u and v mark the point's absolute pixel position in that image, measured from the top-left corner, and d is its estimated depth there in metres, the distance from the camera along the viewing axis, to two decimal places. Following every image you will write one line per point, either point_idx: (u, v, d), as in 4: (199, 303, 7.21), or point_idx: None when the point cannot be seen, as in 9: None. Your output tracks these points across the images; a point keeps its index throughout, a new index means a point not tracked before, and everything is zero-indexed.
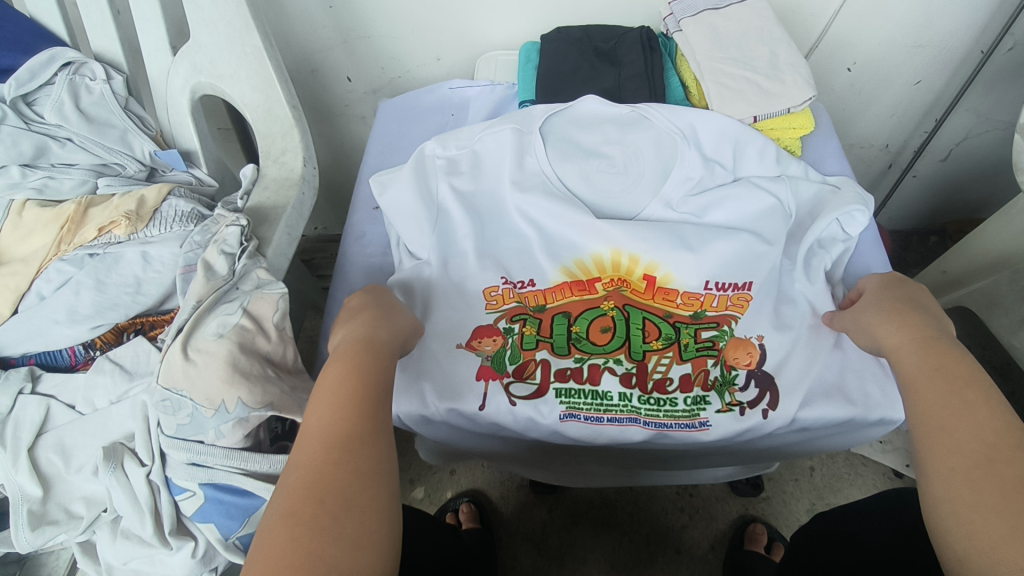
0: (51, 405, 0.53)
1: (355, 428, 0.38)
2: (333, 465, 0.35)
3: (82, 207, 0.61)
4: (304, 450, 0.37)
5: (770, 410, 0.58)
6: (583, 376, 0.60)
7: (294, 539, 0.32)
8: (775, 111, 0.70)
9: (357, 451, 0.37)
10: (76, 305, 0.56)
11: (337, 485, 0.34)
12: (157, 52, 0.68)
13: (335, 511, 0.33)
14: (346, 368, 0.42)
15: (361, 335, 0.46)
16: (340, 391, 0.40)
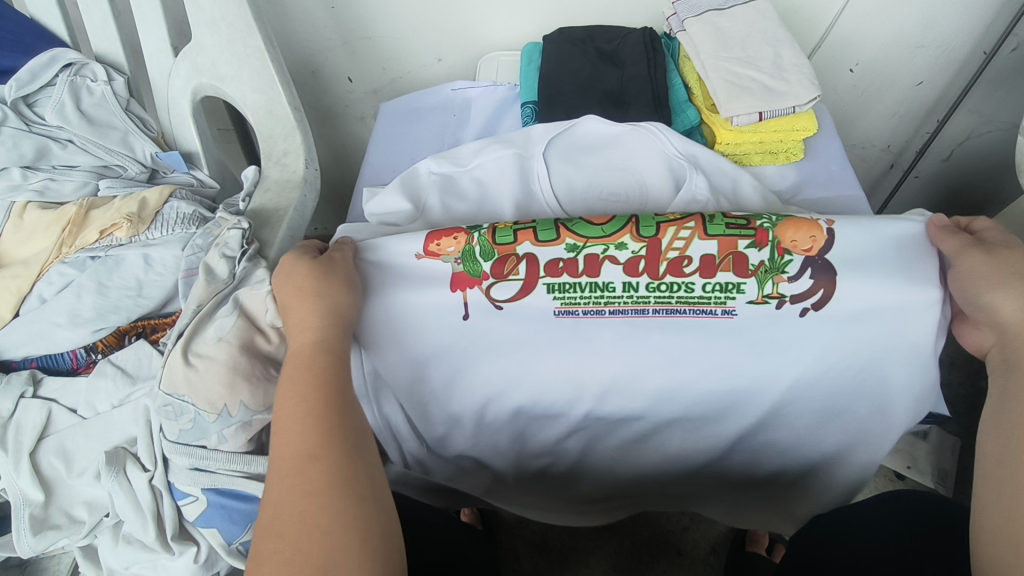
0: (52, 408, 0.53)
1: (314, 442, 0.39)
2: (303, 483, 0.38)
3: (83, 209, 0.61)
4: (275, 473, 0.39)
5: (813, 308, 0.51)
6: (578, 269, 0.52)
7: (286, 555, 0.35)
8: (781, 109, 0.69)
9: (313, 474, 0.38)
10: (77, 308, 0.56)
11: (312, 499, 0.37)
12: (158, 53, 0.68)
13: (295, 542, 0.36)
14: (291, 391, 0.42)
15: (304, 345, 0.45)
16: (291, 417, 0.41)
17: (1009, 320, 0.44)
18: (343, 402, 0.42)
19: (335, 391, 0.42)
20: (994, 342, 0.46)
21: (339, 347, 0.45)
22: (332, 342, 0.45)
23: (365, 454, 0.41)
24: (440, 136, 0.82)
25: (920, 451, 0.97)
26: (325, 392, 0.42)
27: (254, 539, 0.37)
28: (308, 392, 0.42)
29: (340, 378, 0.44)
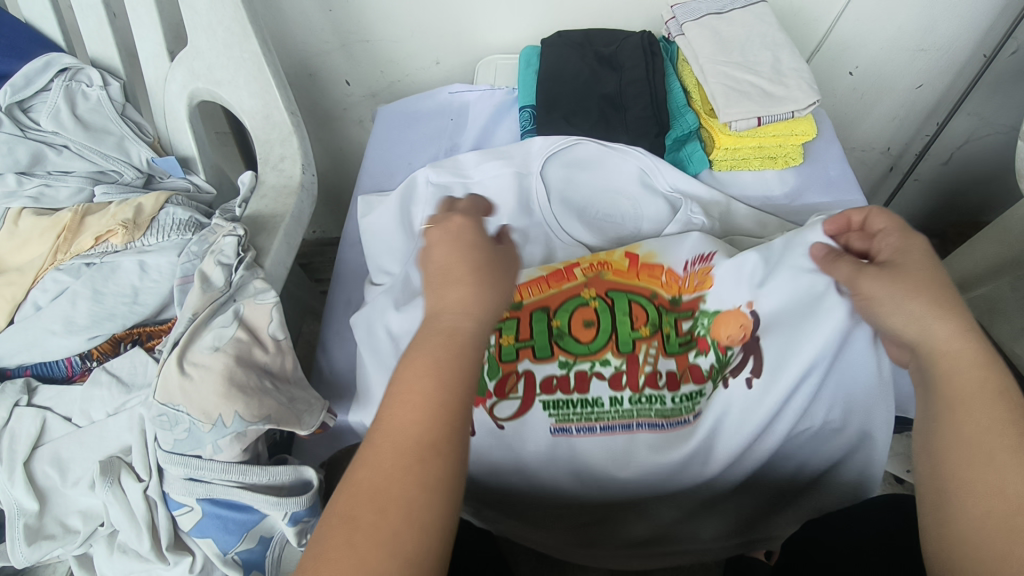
0: (47, 417, 0.53)
1: (428, 435, 0.36)
2: (401, 472, 0.34)
3: (79, 215, 0.61)
4: (376, 446, 0.36)
5: (753, 377, 0.55)
6: (570, 384, 0.57)
7: (352, 545, 0.33)
8: (780, 114, 0.68)
9: (431, 465, 0.35)
10: (73, 316, 0.56)
11: (400, 494, 0.34)
12: (154, 57, 0.68)
13: (396, 526, 0.33)
14: (433, 368, 0.38)
15: (454, 326, 0.39)
16: (422, 397, 0.37)
17: (920, 339, 0.43)
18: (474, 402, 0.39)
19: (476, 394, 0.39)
20: (910, 358, 0.46)
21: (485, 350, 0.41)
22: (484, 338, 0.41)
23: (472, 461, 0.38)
24: (438, 141, 0.82)
25: None
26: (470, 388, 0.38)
27: (330, 502, 0.35)
28: (451, 382, 0.37)
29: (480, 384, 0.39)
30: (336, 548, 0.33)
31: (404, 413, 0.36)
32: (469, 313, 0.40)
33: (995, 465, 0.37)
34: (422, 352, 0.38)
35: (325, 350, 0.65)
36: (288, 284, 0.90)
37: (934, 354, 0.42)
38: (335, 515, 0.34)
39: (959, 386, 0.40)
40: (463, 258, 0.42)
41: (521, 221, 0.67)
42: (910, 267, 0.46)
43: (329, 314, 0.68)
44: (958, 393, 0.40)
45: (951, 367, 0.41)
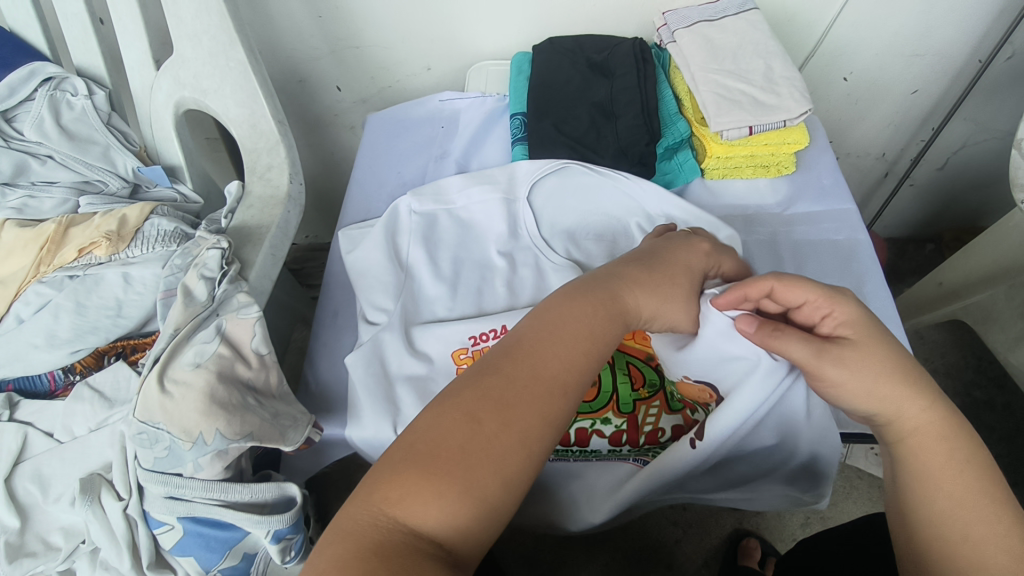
0: (28, 432, 0.53)
1: (563, 379, 0.39)
2: (534, 396, 0.37)
3: (63, 227, 0.60)
4: (517, 362, 0.38)
5: (697, 440, 0.48)
6: (570, 439, 0.56)
7: (470, 441, 0.34)
8: (772, 123, 0.68)
9: (554, 407, 0.37)
10: (55, 330, 0.56)
11: (525, 414, 0.36)
12: (140, 66, 0.67)
13: (513, 442, 0.35)
14: (595, 330, 0.41)
15: (612, 299, 0.44)
16: (572, 346, 0.40)
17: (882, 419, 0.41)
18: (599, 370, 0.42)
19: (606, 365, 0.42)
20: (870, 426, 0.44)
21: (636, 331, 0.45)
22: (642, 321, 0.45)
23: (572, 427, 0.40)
24: (427, 149, 0.81)
25: None
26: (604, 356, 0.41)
27: (455, 394, 0.37)
28: (599, 352, 0.41)
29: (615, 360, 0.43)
30: (451, 441, 0.34)
31: (552, 351, 0.39)
32: (647, 300, 0.45)
33: (973, 539, 0.36)
34: (594, 308, 0.43)
35: (312, 362, 0.64)
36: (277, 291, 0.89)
37: (900, 433, 0.41)
38: (460, 408, 0.36)
39: (927, 461, 0.39)
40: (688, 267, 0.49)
41: (510, 244, 0.67)
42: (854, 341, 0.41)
43: (317, 326, 0.67)
44: (927, 469, 0.39)
45: (918, 446, 0.40)
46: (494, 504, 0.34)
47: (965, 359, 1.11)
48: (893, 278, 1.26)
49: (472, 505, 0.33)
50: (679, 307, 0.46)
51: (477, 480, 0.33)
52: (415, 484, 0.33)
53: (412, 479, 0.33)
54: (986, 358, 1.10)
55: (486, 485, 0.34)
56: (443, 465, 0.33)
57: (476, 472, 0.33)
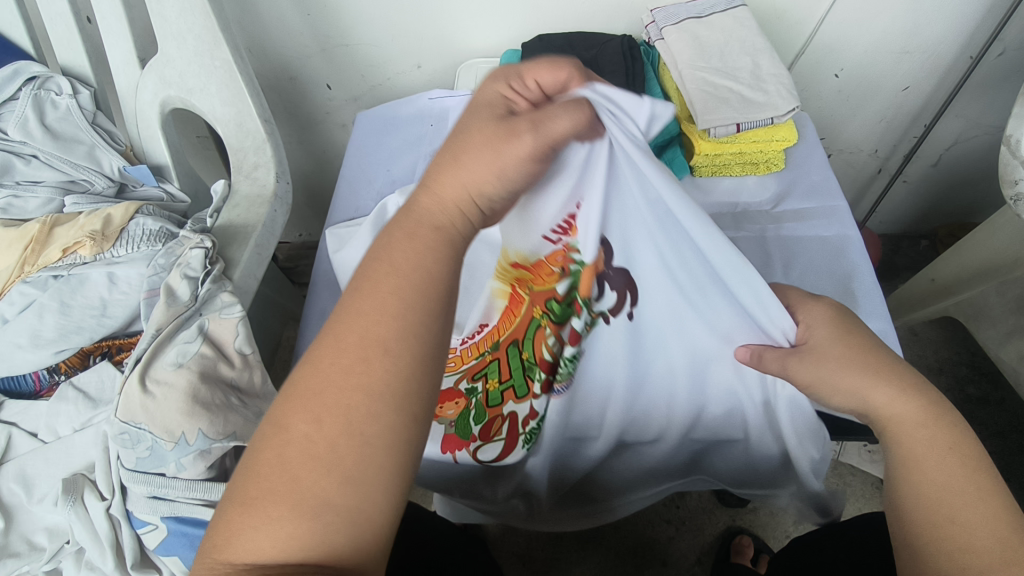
0: (13, 433, 0.53)
1: (387, 334, 0.30)
2: (353, 371, 0.29)
3: (48, 226, 0.60)
4: (328, 342, 0.30)
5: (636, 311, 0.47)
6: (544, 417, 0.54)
7: (284, 454, 0.28)
8: (759, 120, 0.68)
9: (374, 371, 0.29)
10: (40, 329, 0.56)
11: (344, 398, 0.29)
12: (125, 66, 0.67)
13: (331, 438, 0.28)
14: (395, 259, 0.33)
15: (434, 221, 0.35)
16: (389, 290, 0.31)
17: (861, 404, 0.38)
18: (438, 299, 0.32)
19: (439, 285, 0.33)
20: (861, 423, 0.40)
21: (458, 225, 0.35)
22: (452, 211, 0.35)
23: (434, 371, 0.31)
24: (416, 148, 0.81)
25: None
26: (422, 281, 0.32)
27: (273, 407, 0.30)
28: (414, 278, 0.32)
29: (437, 264, 0.33)
30: (266, 463, 0.28)
31: (353, 312, 0.31)
32: (443, 191, 0.35)
33: (961, 525, 0.32)
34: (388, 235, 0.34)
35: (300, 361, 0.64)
36: (269, 289, 0.89)
37: (879, 421, 0.37)
38: (268, 421, 0.29)
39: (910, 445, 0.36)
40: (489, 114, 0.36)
41: None
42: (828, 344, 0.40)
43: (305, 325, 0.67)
44: (909, 451, 0.35)
45: (898, 427, 0.36)
46: (344, 508, 0.27)
47: (958, 355, 1.11)
48: (887, 274, 1.26)
49: (310, 519, 0.27)
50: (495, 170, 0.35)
51: (301, 493, 0.27)
52: (240, 516, 0.27)
53: (233, 518, 0.27)
54: (980, 354, 1.10)
55: (313, 492, 0.27)
56: (258, 490, 0.27)
57: (307, 480, 0.27)
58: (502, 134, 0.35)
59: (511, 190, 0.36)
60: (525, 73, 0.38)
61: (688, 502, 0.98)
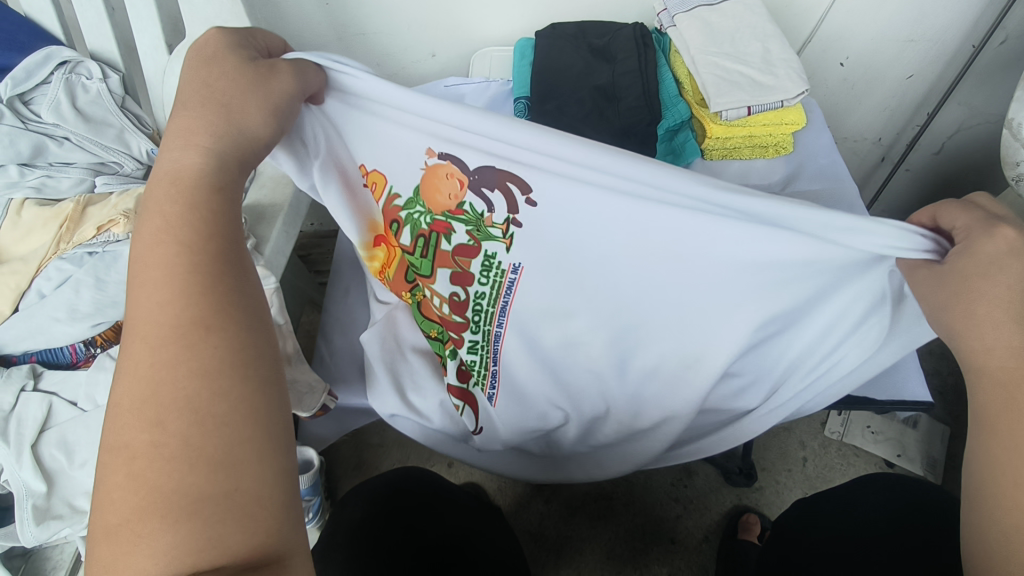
0: (53, 402, 0.55)
1: (188, 319, 0.33)
2: (169, 368, 0.32)
3: (81, 206, 0.62)
4: (135, 354, 0.33)
5: (528, 198, 0.47)
6: (466, 358, 0.59)
7: (135, 471, 0.30)
8: (769, 103, 0.70)
9: (200, 349, 0.33)
10: (76, 303, 0.57)
11: (173, 396, 0.31)
12: (153, 51, 0.68)
13: (179, 427, 0.31)
14: (173, 232, 0.36)
15: (198, 197, 0.37)
16: (167, 279, 0.34)
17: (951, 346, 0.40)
18: (235, 275, 0.36)
19: (232, 259, 0.37)
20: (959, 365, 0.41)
21: (220, 186, 0.39)
22: (221, 175, 0.39)
23: (259, 325, 0.36)
24: None
25: (910, 439, 1.01)
26: (210, 257, 0.36)
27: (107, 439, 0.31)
28: (212, 252, 0.36)
29: (218, 230, 0.37)
30: (122, 485, 0.30)
31: (152, 305, 0.34)
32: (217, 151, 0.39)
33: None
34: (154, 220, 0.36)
35: (327, 336, 0.68)
36: (287, 275, 0.91)
37: (975, 368, 0.38)
38: (110, 452, 0.31)
39: (997, 407, 0.37)
40: (226, 63, 0.42)
41: None
42: (990, 286, 0.37)
43: (329, 302, 0.70)
44: (993, 410, 0.37)
45: (1001, 381, 0.37)
46: (225, 494, 0.30)
47: None
48: None
49: (185, 518, 0.29)
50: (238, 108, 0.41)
51: (164, 494, 0.29)
52: (115, 546, 0.28)
53: (106, 550, 0.28)
54: None
55: (185, 493, 0.29)
56: (123, 512, 0.29)
57: (171, 483, 0.29)
58: (250, 71, 0.42)
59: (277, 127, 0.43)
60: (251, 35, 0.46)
61: (696, 482, 0.99)
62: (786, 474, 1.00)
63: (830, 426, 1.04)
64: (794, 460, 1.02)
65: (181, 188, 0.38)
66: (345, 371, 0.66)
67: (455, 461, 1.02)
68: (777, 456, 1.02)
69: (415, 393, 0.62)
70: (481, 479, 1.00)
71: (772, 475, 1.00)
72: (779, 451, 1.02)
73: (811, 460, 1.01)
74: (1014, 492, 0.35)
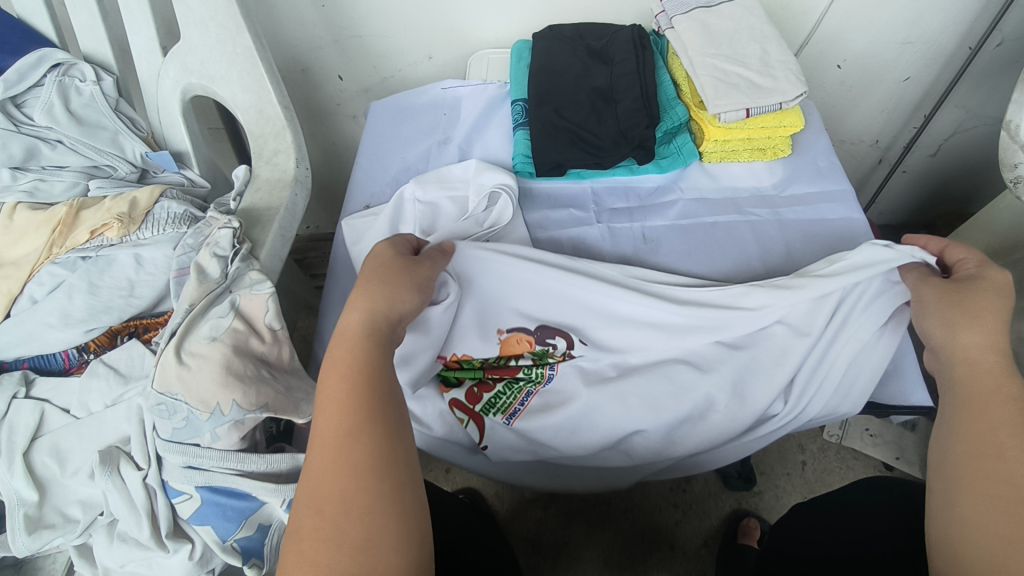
0: (45, 408, 0.54)
1: (344, 426, 0.38)
2: (329, 467, 0.37)
3: (73, 210, 0.61)
4: (309, 456, 0.38)
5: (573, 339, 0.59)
6: (487, 382, 0.60)
7: (302, 552, 0.34)
8: (768, 105, 0.69)
9: (349, 455, 0.37)
10: (69, 309, 0.56)
11: (333, 492, 0.36)
12: (147, 52, 0.68)
13: (334, 519, 0.35)
14: (339, 363, 0.41)
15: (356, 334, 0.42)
16: (331, 394, 0.39)
17: (943, 345, 0.48)
18: (382, 386, 0.40)
19: (384, 370, 0.41)
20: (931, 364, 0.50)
21: (385, 328, 0.44)
22: (378, 325, 0.43)
23: (401, 431, 0.39)
24: (430, 135, 0.82)
25: (908, 441, 1.01)
26: (364, 373, 0.40)
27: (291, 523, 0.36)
28: (368, 365, 0.41)
29: (378, 353, 0.42)
30: (295, 560, 0.34)
31: (321, 414, 0.39)
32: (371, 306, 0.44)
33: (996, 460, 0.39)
34: (330, 357, 0.42)
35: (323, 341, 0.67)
36: (283, 279, 0.91)
37: (952, 351, 0.47)
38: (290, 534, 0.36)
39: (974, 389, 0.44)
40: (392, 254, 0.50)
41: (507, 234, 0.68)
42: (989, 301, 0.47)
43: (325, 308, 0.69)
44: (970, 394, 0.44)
45: (968, 366, 0.45)
46: None
47: None
48: None
49: None
50: (397, 290, 0.46)
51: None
52: None
53: None
54: None
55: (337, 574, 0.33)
56: None
57: (329, 563, 0.33)
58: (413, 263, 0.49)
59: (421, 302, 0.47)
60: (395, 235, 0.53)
61: (694, 486, 0.99)
62: (785, 478, 1.00)
63: (828, 429, 1.04)
64: (792, 464, 1.02)
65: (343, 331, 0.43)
66: None
67: (452, 467, 1.01)
68: (775, 460, 1.02)
69: (415, 399, 0.59)
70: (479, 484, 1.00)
71: (770, 480, 1.00)
72: (777, 455, 1.02)
73: (810, 464, 1.01)
74: (986, 462, 0.39)
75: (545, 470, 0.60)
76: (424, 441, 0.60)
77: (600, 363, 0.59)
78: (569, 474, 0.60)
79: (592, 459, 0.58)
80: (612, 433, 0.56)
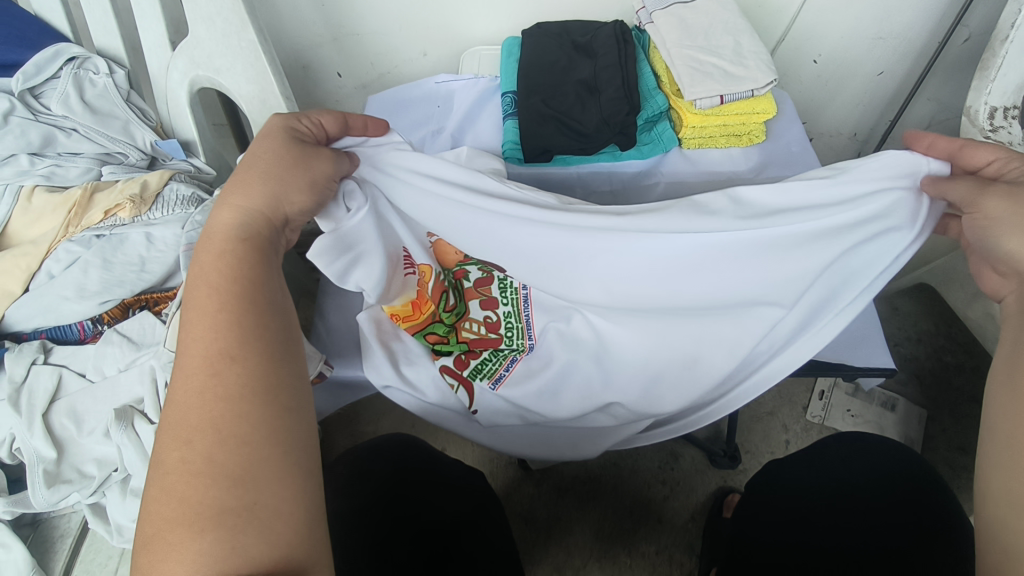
0: (62, 373, 0.57)
1: (216, 351, 0.37)
2: (200, 394, 0.35)
3: (88, 193, 0.65)
4: (175, 384, 0.36)
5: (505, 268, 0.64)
6: (474, 351, 0.65)
7: (166, 486, 0.32)
8: (741, 92, 0.74)
9: (225, 378, 0.36)
10: (84, 283, 0.60)
11: (205, 418, 0.35)
12: (156, 47, 0.72)
13: (205, 447, 0.34)
14: (211, 280, 0.40)
15: (232, 249, 0.42)
16: (201, 316, 0.38)
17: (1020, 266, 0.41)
18: (260, 310, 0.39)
19: (264, 291, 0.41)
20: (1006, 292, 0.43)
21: (265, 233, 0.44)
22: (257, 231, 0.43)
23: (281, 356, 0.39)
24: (424, 125, 0.86)
25: (889, 421, 1.04)
26: (241, 294, 0.40)
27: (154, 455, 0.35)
28: (243, 281, 0.40)
29: (252, 266, 0.42)
30: (162, 498, 0.32)
31: (191, 338, 0.38)
32: (249, 208, 0.43)
33: None
34: (201, 268, 0.41)
35: (323, 314, 0.71)
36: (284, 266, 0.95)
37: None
38: (154, 468, 0.34)
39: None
40: (271, 142, 0.46)
41: None
42: None
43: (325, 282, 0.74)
44: None
45: None
46: (246, 508, 0.32)
47: (936, 326, 1.16)
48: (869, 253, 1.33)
49: (209, 530, 0.31)
50: (286, 190, 0.45)
51: (194, 512, 0.32)
52: (159, 555, 0.31)
53: (146, 559, 0.31)
54: (957, 326, 1.16)
55: (204, 504, 0.32)
56: (159, 527, 0.32)
57: (198, 495, 0.32)
58: (296, 152, 0.46)
59: (313, 203, 0.47)
60: (302, 116, 0.50)
61: (682, 464, 1.02)
62: (770, 456, 1.04)
63: (812, 410, 1.08)
64: (777, 443, 1.05)
65: (219, 241, 0.42)
66: (341, 346, 0.68)
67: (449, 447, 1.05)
68: (760, 440, 1.05)
69: (409, 366, 0.63)
70: (473, 462, 1.03)
71: (756, 458, 1.04)
72: (762, 435, 1.06)
73: (794, 443, 1.05)
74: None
75: (535, 437, 0.65)
76: (415, 406, 0.63)
77: (576, 327, 0.63)
78: (554, 439, 0.65)
79: (571, 420, 0.63)
80: (587, 393, 0.63)
